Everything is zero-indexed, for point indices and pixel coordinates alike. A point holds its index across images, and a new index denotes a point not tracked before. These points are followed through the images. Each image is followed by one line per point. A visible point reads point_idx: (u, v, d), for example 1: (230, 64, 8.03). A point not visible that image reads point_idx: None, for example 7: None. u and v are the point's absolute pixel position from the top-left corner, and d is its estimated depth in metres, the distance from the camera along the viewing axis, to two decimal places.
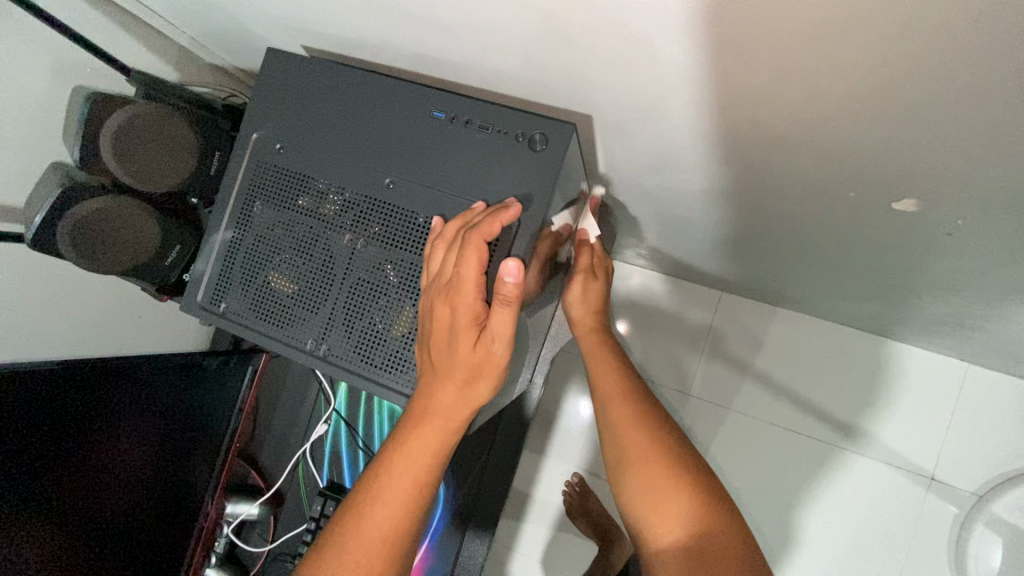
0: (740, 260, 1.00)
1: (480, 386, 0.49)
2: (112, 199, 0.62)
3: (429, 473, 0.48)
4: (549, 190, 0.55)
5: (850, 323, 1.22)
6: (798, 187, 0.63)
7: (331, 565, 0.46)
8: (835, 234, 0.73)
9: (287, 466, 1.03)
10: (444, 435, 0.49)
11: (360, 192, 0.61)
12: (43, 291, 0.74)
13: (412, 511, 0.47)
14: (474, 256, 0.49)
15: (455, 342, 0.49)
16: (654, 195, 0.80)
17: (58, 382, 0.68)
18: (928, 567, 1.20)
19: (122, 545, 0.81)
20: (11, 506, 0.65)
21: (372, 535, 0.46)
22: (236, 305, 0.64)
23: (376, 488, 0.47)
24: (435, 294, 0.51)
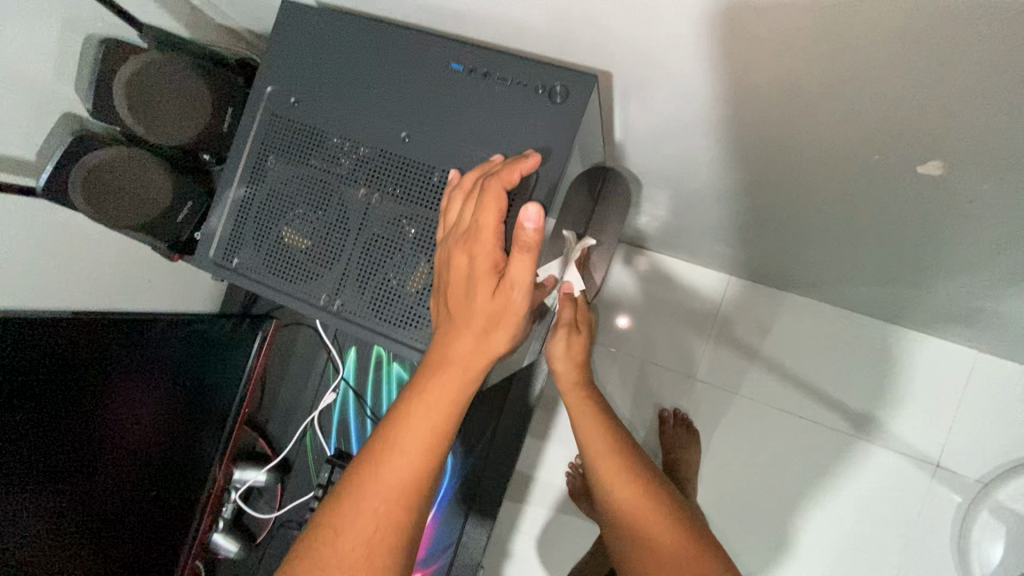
0: (751, 241, 0.98)
1: (498, 335, 0.48)
2: (123, 150, 0.62)
3: (447, 425, 0.48)
4: (568, 148, 0.54)
5: (861, 308, 1.21)
6: (818, 160, 0.61)
7: (349, 510, 0.46)
8: (849, 216, 0.72)
9: (295, 435, 1.04)
10: (461, 386, 0.48)
11: (375, 146, 0.60)
12: (52, 253, 0.74)
13: (430, 460, 0.47)
14: (493, 203, 0.49)
15: (474, 289, 0.49)
16: (665, 170, 0.79)
17: (63, 334, 0.68)
18: (928, 553, 1.20)
19: (130, 508, 0.81)
20: (19, 461, 0.64)
21: (391, 484, 0.46)
22: (249, 261, 0.63)
23: (394, 435, 0.47)
24: (455, 244, 0.51)
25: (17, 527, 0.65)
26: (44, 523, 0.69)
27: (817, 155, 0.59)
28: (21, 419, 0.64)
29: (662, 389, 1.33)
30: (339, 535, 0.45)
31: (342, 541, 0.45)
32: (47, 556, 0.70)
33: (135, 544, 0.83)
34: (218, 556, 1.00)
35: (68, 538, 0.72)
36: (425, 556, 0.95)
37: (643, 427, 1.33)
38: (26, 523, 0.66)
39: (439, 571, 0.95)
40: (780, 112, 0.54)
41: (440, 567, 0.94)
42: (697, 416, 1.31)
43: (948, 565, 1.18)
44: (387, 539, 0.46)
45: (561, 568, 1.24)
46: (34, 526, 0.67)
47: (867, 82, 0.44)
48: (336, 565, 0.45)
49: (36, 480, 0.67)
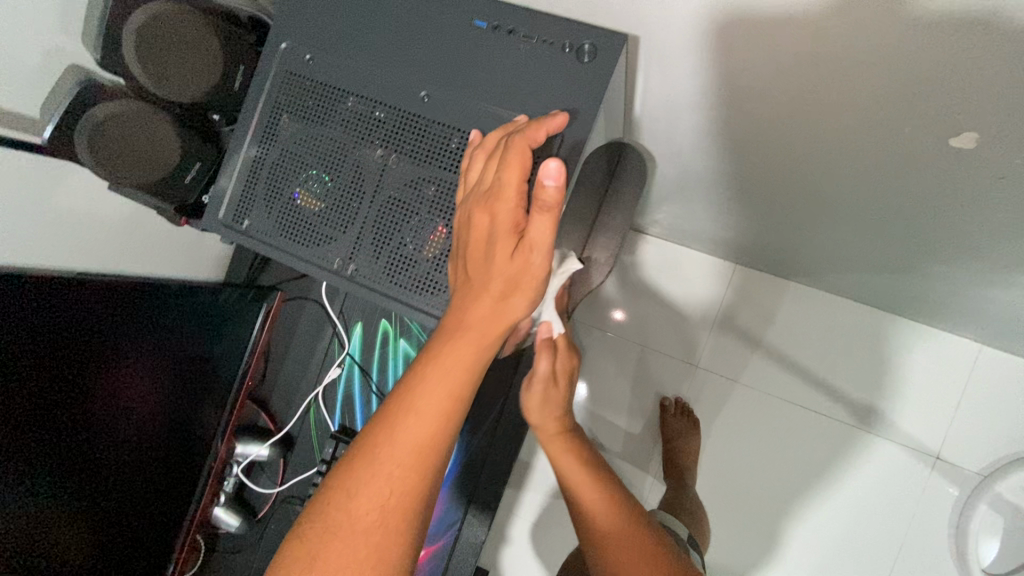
0: (760, 229, 0.97)
1: (517, 301, 0.46)
2: (132, 103, 0.60)
3: (462, 392, 0.46)
4: (594, 111, 0.53)
5: (868, 300, 1.20)
6: (835, 155, 0.59)
7: (363, 475, 0.44)
8: (865, 206, 0.70)
9: (298, 410, 1.01)
10: (479, 351, 0.46)
11: (393, 106, 0.58)
12: (51, 216, 0.72)
13: (444, 429, 0.45)
14: (516, 161, 0.47)
15: (493, 250, 0.47)
16: (677, 152, 0.77)
17: (64, 295, 0.67)
18: (925, 545, 1.20)
19: (132, 476, 0.80)
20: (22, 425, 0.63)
21: (405, 448, 0.44)
22: (260, 223, 0.62)
23: (409, 399, 0.45)
24: (475, 205, 0.49)
25: (21, 490, 0.64)
26: (47, 490, 0.67)
27: (835, 149, 0.57)
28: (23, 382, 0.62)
29: (665, 376, 1.32)
30: (352, 500, 0.44)
31: (355, 506, 0.44)
32: (51, 523, 0.68)
33: (137, 515, 0.81)
34: (219, 530, 0.99)
35: (72, 504, 0.71)
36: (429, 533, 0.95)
37: (644, 413, 1.32)
38: (29, 487, 0.65)
39: (442, 550, 0.94)
40: (799, 109, 0.52)
41: (444, 546, 0.94)
42: (699, 404, 1.30)
43: (945, 558, 1.19)
44: (401, 504, 0.44)
45: (559, 554, 1.23)
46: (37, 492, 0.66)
47: (891, 76, 0.42)
48: (349, 529, 0.44)
49: (39, 445, 0.65)
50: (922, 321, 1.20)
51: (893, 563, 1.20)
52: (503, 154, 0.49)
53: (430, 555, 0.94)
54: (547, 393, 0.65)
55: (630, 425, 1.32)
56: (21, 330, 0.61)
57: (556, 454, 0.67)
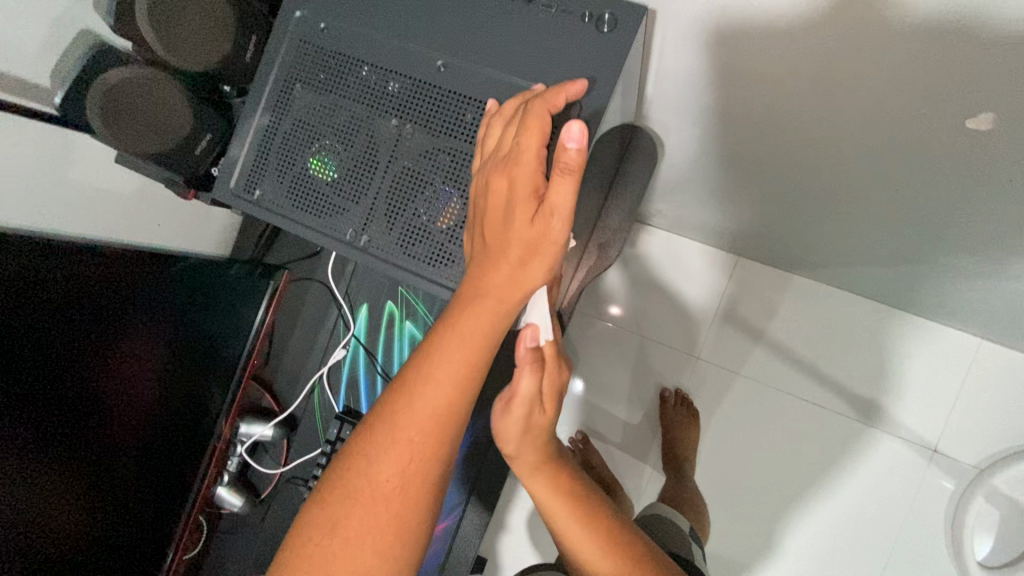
0: (766, 220, 0.97)
1: (535, 267, 0.47)
2: (143, 68, 0.59)
3: (480, 358, 0.47)
4: (611, 83, 0.53)
5: (870, 293, 1.20)
6: (851, 139, 0.59)
7: (383, 441, 0.46)
8: (873, 193, 0.70)
9: (302, 391, 1.01)
10: (495, 318, 0.47)
11: (409, 76, 0.57)
12: (57, 189, 0.72)
13: (462, 393, 0.46)
14: (535, 125, 0.47)
15: (512, 216, 0.47)
16: (688, 137, 0.76)
17: (66, 264, 0.66)
18: (921, 537, 1.21)
19: (135, 452, 0.79)
20: (19, 396, 0.62)
21: (424, 412, 0.45)
22: (272, 193, 0.61)
23: (428, 366, 0.46)
24: (493, 171, 0.49)
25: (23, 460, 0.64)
26: (46, 462, 0.66)
27: (852, 132, 0.57)
28: (17, 351, 0.61)
29: (667, 366, 1.32)
30: (373, 465, 0.45)
31: (375, 471, 0.45)
32: (51, 496, 0.68)
33: (139, 491, 0.81)
34: (222, 509, 0.99)
35: (73, 477, 0.70)
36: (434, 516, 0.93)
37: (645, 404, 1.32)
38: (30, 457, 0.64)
39: (447, 530, 0.94)
40: (815, 91, 0.52)
41: (449, 528, 0.93)
42: (701, 394, 1.30)
43: (941, 549, 1.20)
44: (421, 468, 0.46)
45: (558, 541, 1.23)
46: (37, 463, 0.65)
47: (903, 53, 0.42)
48: (371, 493, 0.45)
49: (37, 416, 0.64)
50: (923, 314, 1.20)
51: (889, 555, 1.21)
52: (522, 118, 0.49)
53: (435, 535, 0.94)
54: (529, 416, 0.56)
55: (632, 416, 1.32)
56: (19, 298, 0.61)
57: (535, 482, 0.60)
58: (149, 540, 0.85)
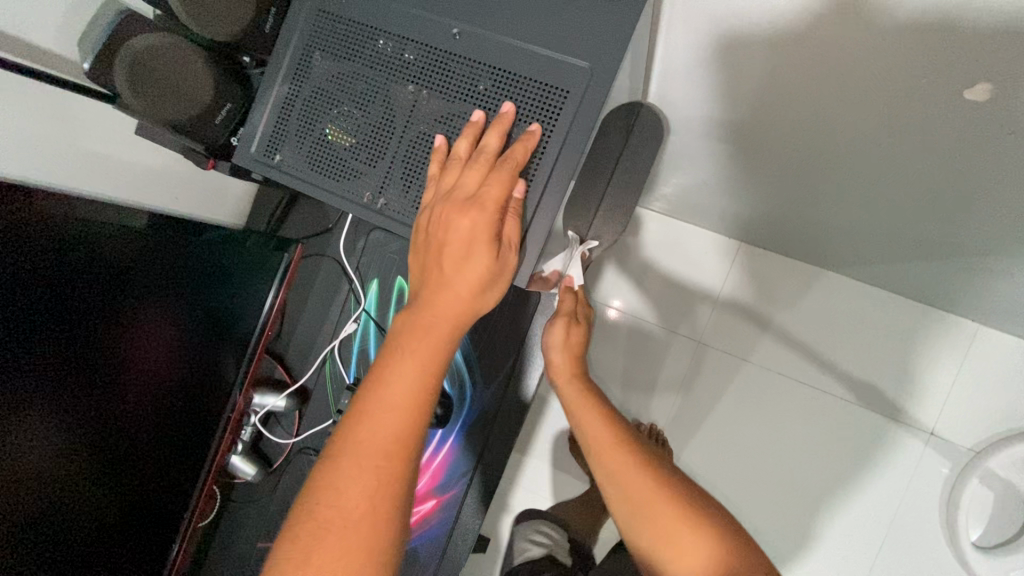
0: (767, 205, 0.99)
1: (483, 292, 0.54)
2: (168, 35, 0.62)
3: (432, 375, 0.53)
4: (621, 49, 0.54)
5: (869, 278, 1.23)
6: (852, 113, 0.60)
7: (352, 467, 0.50)
8: (873, 172, 0.72)
9: (313, 365, 1.03)
10: (447, 341, 0.54)
11: (425, 43, 0.59)
12: (79, 157, 0.75)
13: (418, 408, 0.52)
14: (477, 170, 0.55)
15: (453, 250, 0.54)
16: (693, 119, 0.78)
17: (78, 230, 0.67)
18: (916, 519, 1.23)
19: (151, 416, 0.81)
20: (34, 352, 0.64)
21: (386, 429, 0.51)
22: (292, 158, 0.63)
23: (389, 392, 0.52)
24: (450, 211, 0.54)
25: (42, 418, 0.66)
26: (56, 422, 0.68)
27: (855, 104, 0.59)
28: (32, 308, 0.63)
29: (669, 350, 1.33)
30: (343, 493, 0.49)
31: (347, 494, 0.49)
32: (62, 455, 0.69)
33: (153, 456, 0.83)
34: (236, 479, 1.01)
35: (92, 437, 0.73)
36: (440, 483, 0.98)
37: (650, 388, 1.32)
38: (46, 417, 0.67)
39: (453, 498, 0.97)
40: (815, 57, 0.54)
41: (456, 494, 0.97)
42: (703, 379, 1.32)
43: (936, 529, 1.22)
44: (389, 489, 0.50)
45: None
46: (48, 422, 0.67)
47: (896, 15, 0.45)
48: (343, 520, 0.49)
49: (58, 374, 0.67)
50: (920, 300, 1.22)
51: (884, 537, 1.23)
52: (485, 167, 0.55)
53: (442, 504, 0.97)
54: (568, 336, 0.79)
55: (632, 401, 1.32)
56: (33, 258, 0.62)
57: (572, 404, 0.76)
58: (162, 507, 0.86)
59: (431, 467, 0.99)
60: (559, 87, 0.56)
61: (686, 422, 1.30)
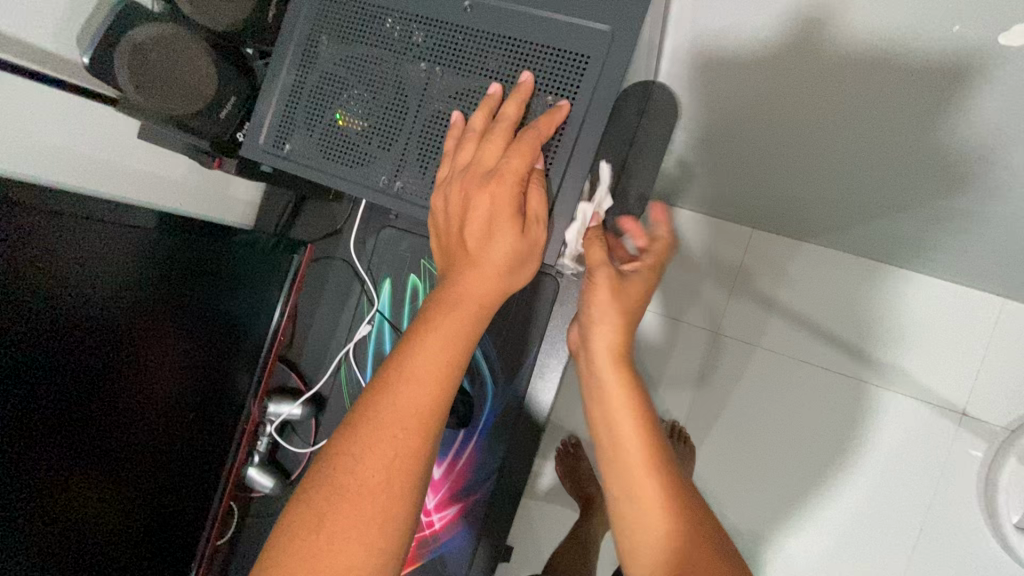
0: (779, 187, 0.96)
1: (516, 275, 0.52)
2: (170, 26, 0.59)
3: (458, 357, 0.50)
4: (642, 10, 0.52)
5: (886, 258, 1.19)
6: (866, 80, 0.58)
7: (368, 438, 0.48)
8: (890, 144, 0.69)
9: (327, 370, 0.99)
10: (475, 320, 0.51)
11: (435, 19, 0.57)
12: (80, 161, 0.74)
13: (443, 391, 0.49)
14: (498, 142, 0.52)
15: (474, 227, 0.51)
16: (701, 100, 0.75)
17: (76, 228, 0.64)
18: (953, 506, 1.18)
19: (162, 431, 0.78)
20: (32, 362, 0.60)
21: (408, 410, 0.48)
22: (301, 147, 0.61)
23: (409, 368, 0.49)
24: (470, 185, 0.51)
25: (46, 440, 0.63)
26: (65, 432, 0.65)
27: (874, 71, 0.56)
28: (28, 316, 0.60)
29: (686, 343, 1.29)
30: (359, 463, 0.47)
31: (362, 466, 0.47)
32: (72, 466, 0.67)
33: (166, 468, 0.80)
34: (252, 492, 0.98)
35: (99, 457, 0.70)
36: (464, 486, 0.95)
37: (668, 383, 1.28)
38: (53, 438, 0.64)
39: (478, 503, 0.94)
40: (835, 19, 0.52)
41: (480, 499, 0.93)
42: (722, 370, 1.28)
43: (973, 513, 1.17)
44: (404, 466, 0.48)
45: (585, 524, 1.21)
46: (55, 431, 0.64)
47: None
48: (356, 489, 0.47)
49: (60, 394, 0.64)
50: (943, 276, 1.19)
51: (920, 527, 1.19)
52: (507, 139, 0.52)
53: (466, 510, 0.94)
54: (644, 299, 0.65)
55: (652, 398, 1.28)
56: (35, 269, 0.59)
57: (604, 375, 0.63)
58: (176, 521, 0.83)
59: (454, 471, 0.95)
60: (579, 55, 0.54)
61: (707, 417, 1.27)
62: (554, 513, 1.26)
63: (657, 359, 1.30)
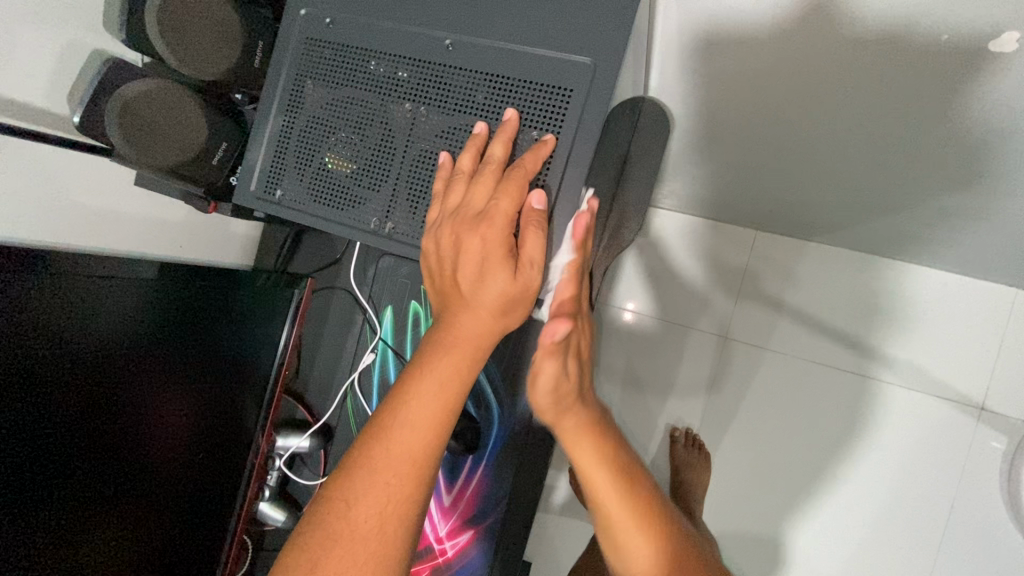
0: (779, 187, 0.95)
1: (510, 318, 0.52)
2: (157, 80, 0.60)
3: (453, 401, 0.50)
4: (623, 38, 0.51)
5: (892, 254, 1.18)
6: (862, 79, 0.57)
7: (363, 483, 0.48)
8: (891, 140, 0.68)
9: (334, 401, 1.00)
10: (470, 363, 0.51)
11: (418, 58, 0.57)
12: (78, 213, 0.75)
13: (440, 435, 0.49)
14: (487, 182, 0.52)
15: (465, 270, 0.51)
16: (695, 108, 0.75)
17: (91, 289, 0.66)
18: (978, 501, 1.16)
19: (170, 474, 0.78)
20: (30, 413, 0.60)
21: (403, 456, 0.48)
22: (292, 192, 0.61)
23: (405, 413, 0.49)
24: (460, 228, 0.51)
25: (53, 492, 0.64)
26: (71, 485, 0.66)
27: (866, 70, 0.55)
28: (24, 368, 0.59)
29: (694, 349, 1.28)
30: (353, 508, 0.47)
31: (357, 512, 0.47)
32: (79, 515, 0.67)
33: (176, 510, 0.80)
34: (265, 526, 0.98)
35: (105, 506, 0.70)
36: (475, 512, 0.95)
37: (678, 391, 1.27)
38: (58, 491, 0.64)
39: (490, 528, 0.94)
40: (821, 28, 0.51)
41: (492, 525, 0.93)
42: (733, 374, 1.26)
43: (1000, 508, 1.15)
44: (399, 511, 0.48)
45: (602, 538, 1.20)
46: (58, 481, 0.64)
47: None
48: (351, 534, 0.47)
49: (65, 447, 0.64)
50: (951, 268, 1.17)
51: (945, 524, 1.16)
52: (494, 179, 0.52)
53: (478, 537, 0.94)
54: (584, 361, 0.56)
55: (664, 405, 1.27)
56: (27, 323, 0.60)
57: (577, 453, 0.55)
58: (189, 560, 0.83)
59: (464, 497, 0.95)
60: (563, 86, 0.53)
61: (721, 422, 1.25)
62: (570, 529, 1.24)
63: (666, 367, 1.28)
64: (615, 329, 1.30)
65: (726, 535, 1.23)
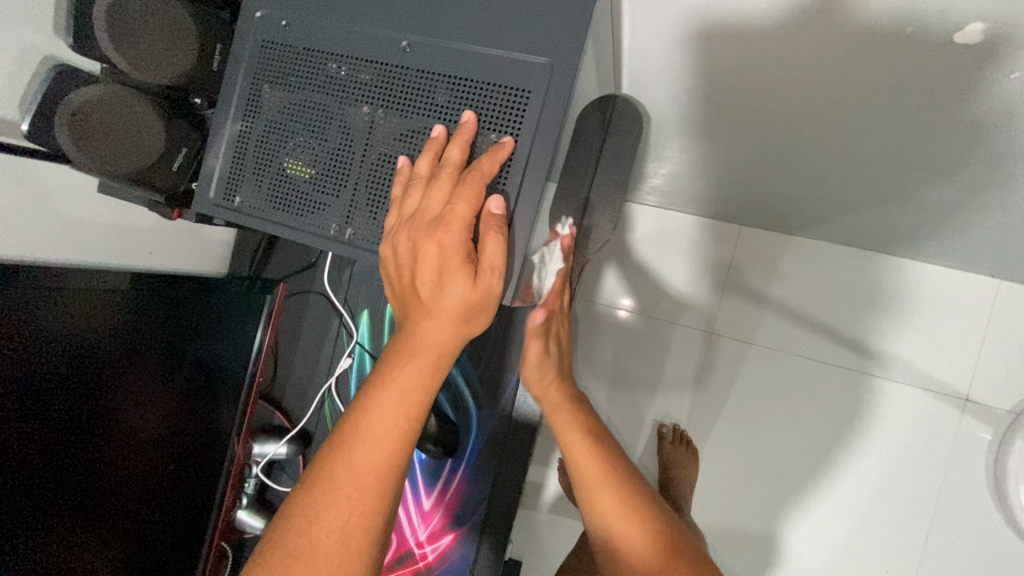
0: (759, 182, 0.95)
1: (473, 324, 0.51)
2: (109, 86, 0.59)
3: (415, 410, 0.49)
4: (581, 37, 0.50)
5: (875, 247, 1.17)
6: (834, 84, 0.56)
7: (323, 499, 0.47)
8: (865, 139, 0.67)
9: (311, 407, 1.01)
10: (432, 372, 0.50)
11: (375, 59, 0.56)
12: (42, 223, 0.73)
13: (402, 446, 0.48)
14: (445, 185, 0.51)
15: (424, 277, 0.50)
16: (668, 106, 0.73)
17: (59, 305, 0.65)
18: (965, 493, 1.16)
19: (142, 483, 0.76)
20: None
21: (364, 470, 0.47)
22: (251, 199, 0.60)
23: (365, 425, 0.48)
24: (418, 234, 0.50)
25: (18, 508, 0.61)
26: (37, 500, 0.63)
27: (837, 75, 0.54)
28: None
29: (679, 345, 1.27)
30: (314, 524, 0.46)
31: (318, 528, 0.46)
32: (47, 530, 0.64)
33: (149, 518, 0.78)
34: (244, 533, 0.98)
35: (74, 519, 0.67)
36: (455, 515, 0.95)
37: (664, 388, 1.27)
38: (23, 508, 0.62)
39: (470, 530, 0.94)
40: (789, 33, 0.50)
41: (472, 527, 0.94)
42: (719, 370, 1.26)
43: (987, 501, 1.15)
44: (362, 525, 0.47)
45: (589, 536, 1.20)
46: (26, 497, 0.62)
47: None
48: (313, 550, 0.46)
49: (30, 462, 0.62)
50: (933, 261, 1.16)
51: (932, 517, 1.16)
52: (452, 183, 0.51)
53: (458, 539, 0.94)
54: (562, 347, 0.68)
55: (651, 402, 1.27)
56: None
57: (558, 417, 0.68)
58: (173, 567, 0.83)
59: (444, 500, 0.95)
60: (521, 87, 0.52)
61: (708, 419, 1.25)
62: (558, 527, 1.24)
63: (651, 364, 1.28)
64: (599, 327, 1.29)
65: (715, 531, 1.23)
